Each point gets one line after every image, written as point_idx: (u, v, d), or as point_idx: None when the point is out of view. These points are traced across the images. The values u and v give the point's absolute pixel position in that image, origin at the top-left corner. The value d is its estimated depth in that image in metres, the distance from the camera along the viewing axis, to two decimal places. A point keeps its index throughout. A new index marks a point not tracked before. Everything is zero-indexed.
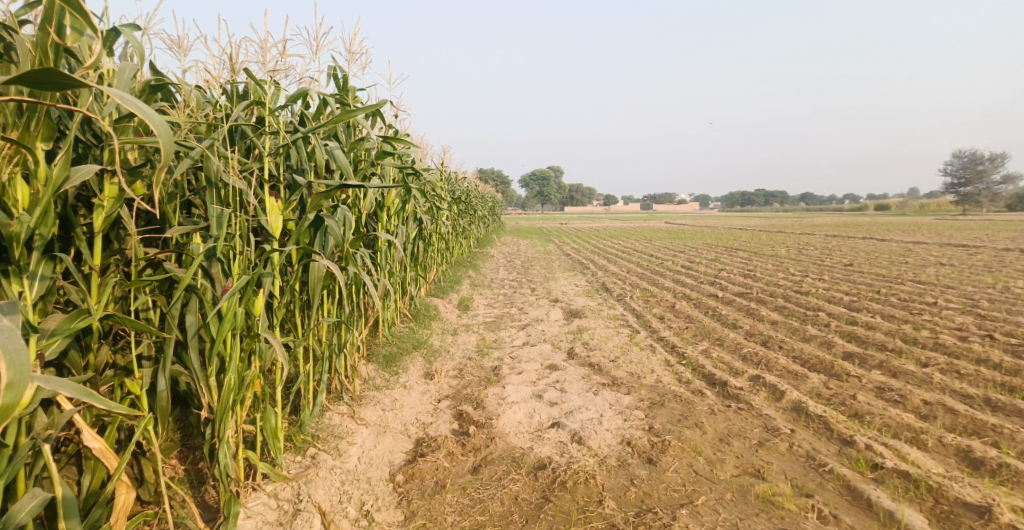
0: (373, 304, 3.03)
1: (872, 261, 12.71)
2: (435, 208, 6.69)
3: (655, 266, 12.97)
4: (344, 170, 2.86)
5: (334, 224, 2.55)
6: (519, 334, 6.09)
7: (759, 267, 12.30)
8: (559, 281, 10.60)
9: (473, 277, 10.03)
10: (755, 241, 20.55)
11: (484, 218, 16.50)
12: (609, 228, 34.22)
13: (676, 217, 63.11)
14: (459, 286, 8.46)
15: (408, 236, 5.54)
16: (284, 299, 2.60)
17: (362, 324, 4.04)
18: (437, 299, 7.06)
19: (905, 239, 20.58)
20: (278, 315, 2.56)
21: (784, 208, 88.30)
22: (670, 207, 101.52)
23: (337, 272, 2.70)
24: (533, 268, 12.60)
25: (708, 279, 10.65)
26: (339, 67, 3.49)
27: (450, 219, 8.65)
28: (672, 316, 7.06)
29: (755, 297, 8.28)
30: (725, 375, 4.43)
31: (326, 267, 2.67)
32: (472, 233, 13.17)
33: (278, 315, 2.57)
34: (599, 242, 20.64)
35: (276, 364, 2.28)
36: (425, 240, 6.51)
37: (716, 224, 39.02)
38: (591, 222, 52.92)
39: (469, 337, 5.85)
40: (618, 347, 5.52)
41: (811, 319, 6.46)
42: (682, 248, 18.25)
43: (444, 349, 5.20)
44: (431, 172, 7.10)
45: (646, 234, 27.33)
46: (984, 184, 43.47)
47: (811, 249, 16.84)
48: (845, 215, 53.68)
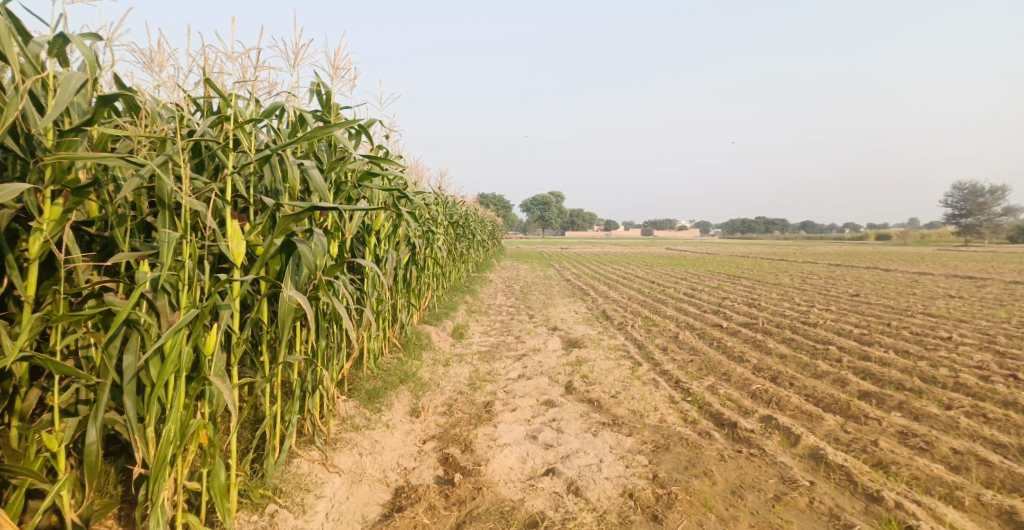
0: (349, 340, 2.79)
1: (879, 291, 12.41)
2: (429, 232, 6.45)
3: (657, 293, 12.68)
4: (319, 193, 2.64)
5: (301, 251, 2.30)
6: (515, 365, 5.78)
7: (763, 296, 12.00)
8: (559, 307, 10.30)
9: (470, 303, 9.74)
10: (757, 269, 20.32)
11: (483, 243, 16.29)
12: (610, 254, 34.04)
13: (676, 243, 63.01)
14: (455, 313, 8.17)
15: (398, 260, 5.29)
16: (244, 334, 2.37)
17: (343, 356, 3.78)
18: (430, 327, 6.77)
19: (909, 269, 20.30)
20: (237, 352, 2.33)
21: (784, 236, 88.44)
22: (671, 233, 101.60)
23: (305, 304, 2.45)
24: (532, 294, 12.30)
25: (711, 308, 10.34)
26: (322, 83, 3.30)
27: (446, 243, 8.40)
28: (676, 348, 6.76)
29: (761, 328, 7.97)
30: (734, 415, 4.12)
31: (295, 298, 2.44)
32: (471, 258, 12.91)
33: (237, 352, 2.34)
34: (600, 268, 20.37)
35: (228, 410, 2.04)
36: (418, 264, 6.25)
37: (716, 251, 38.82)
38: (592, 246, 52.75)
39: (462, 369, 5.54)
40: (619, 381, 5.21)
41: (822, 353, 6.16)
42: (683, 275, 17.97)
43: (434, 381, 4.89)
44: (427, 195, 6.88)
45: (647, 260, 27.08)
46: (985, 214, 43.40)
47: (815, 277, 16.55)
48: (846, 244, 53.57)
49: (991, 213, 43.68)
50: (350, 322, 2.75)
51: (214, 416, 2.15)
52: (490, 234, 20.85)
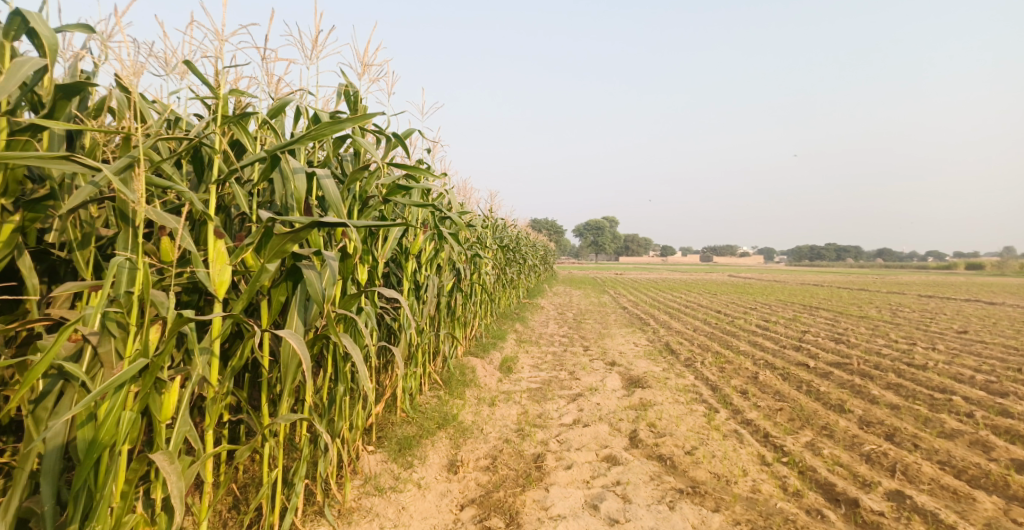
0: (366, 390, 2.23)
1: (991, 332, 10.91)
2: (475, 256, 5.91)
3: (724, 325, 11.64)
4: (335, 207, 2.09)
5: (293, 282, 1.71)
6: (570, 407, 5.07)
7: (850, 331, 10.77)
8: (617, 339, 9.50)
9: (520, 333, 9.10)
10: (834, 300, 18.73)
11: (534, 268, 15.69)
12: (668, 281, 32.64)
13: (739, 271, 60.19)
14: (503, 344, 7.56)
15: (437, 287, 4.75)
16: (224, 387, 1.88)
17: (370, 398, 3.22)
18: (475, 359, 6.18)
19: (1016, 304, 18.19)
20: (213, 412, 1.84)
21: (857, 264, 83.25)
22: (734, 261, 97.77)
23: (302, 349, 1.87)
24: (587, 322, 11.55)
25: (791, 343, 9.27)
26: (350, 83, 2.84)
27: (494, 268, 7.85)
28: (757, 391, 5.85)
29: (856, 371, 6.93)
30: (851, 488, 3.25)
31: (292, 341, 1.90)
32: (521, 284, 12.32)
33: (213, 410, 1.85)
34: (660, 296, 19.33)
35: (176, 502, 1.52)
36: (463, 291, 5.70)
37: (783, 279, 36.66)
38: (649, 272, 51.24)
39: (509, 410, 4.89)
40: (695, 432, 4.41)
41: (943, 406, 5.12)
42: (752, 305, 16.69)
43: (477, 426, 4.27)
44: (473, 216, 6.36)
45: (711, 287, 25.76)
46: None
47: (908, 311, 14.97)
48: (929, 274, 49.57)
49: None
50: (368, 368, 2.20)
51: (167, 500, 1.69)
52: (543, 258, 20.31)
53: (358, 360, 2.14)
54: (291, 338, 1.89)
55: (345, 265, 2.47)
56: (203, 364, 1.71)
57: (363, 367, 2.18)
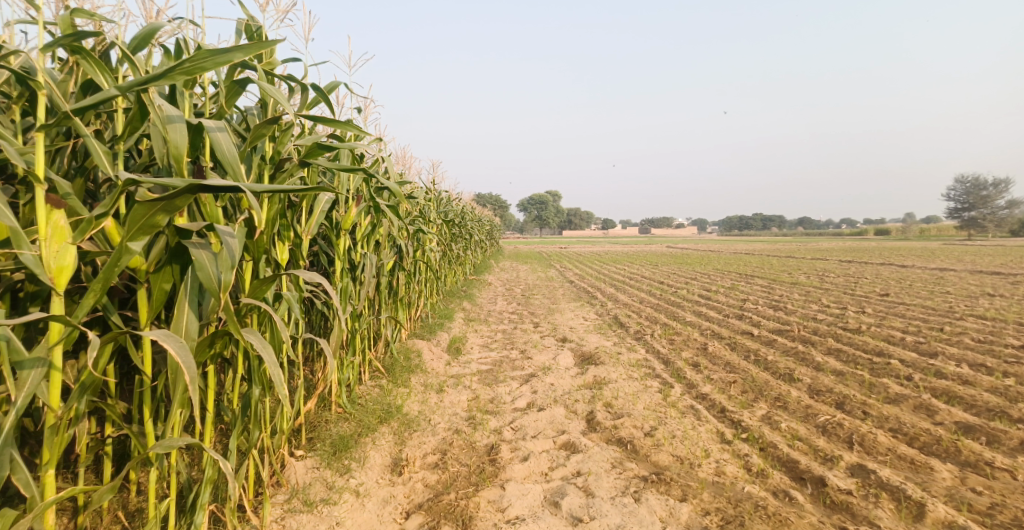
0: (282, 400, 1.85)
1: (911, 294, 11.54)
2: (417, 230, 5.50)
3: (669, 295, 11.75)
4: (231, 169, 1.66)
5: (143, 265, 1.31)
6: (522, 389, 4.82)
7: (786, 298, 11.11)
8: (566, 313, 9.35)
9: (467, 311, 8.78)
10: (767, 268, 19.49)
11: (480, 243, 15.31)
12: (610, 253, 33.12)
13: (676, 241, 62.09)
14: (450, 324, 7.22)
15: (374, 267, 4.34)
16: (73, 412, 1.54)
17: (297, 398, 2.83)
18: (420, 342, 5.81)
19: (926, 266, 19.57)
20: (53, 446, 1.50)
21: (782, 233, 87.95)
22: (670, 231, 100.93)
23: (180, 354, 1.45)
24: (535, 297, 11.37)
25: (733, 312, 9.42)
26: (253, 17, 2.34)
27: (439, 245, 7.44)
28: (708, 363, 5.81)
29: (798, 338, 7.05)
30: (814, 465, 3.15)
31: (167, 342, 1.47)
32: (466, 260, 11.95)
33: (55, 444, 1.51)
34: (604, 268, 19.44)
35: None
36: (404, 270, 5.30)
37: (718, 248, 38.08)
38: (591, 244, 52.01)
39: (459, 396, 4.58)
40: (651, 411, 4.26)
41: (885, 370, 5.23)
42: (693, 274, 17.06)
43: (423, 416, 3.94)
44: (414, 189, 5.92)
45: (652, 258, 26.33)
46: (988, 209, 42.59)
47: (835, 276, 15.72)
48: (847, 241, 52.91)
49: (994, 208, 43.03)
50: (282, 372, 1.82)
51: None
52: (488, 233, 19.93)
53: (269, 365, 1.76)
54: (168, 342, 1.47)
55: (255, 246, 2.07)
56: (29, 381, 1.42)
57: (277, 373, 1.80)
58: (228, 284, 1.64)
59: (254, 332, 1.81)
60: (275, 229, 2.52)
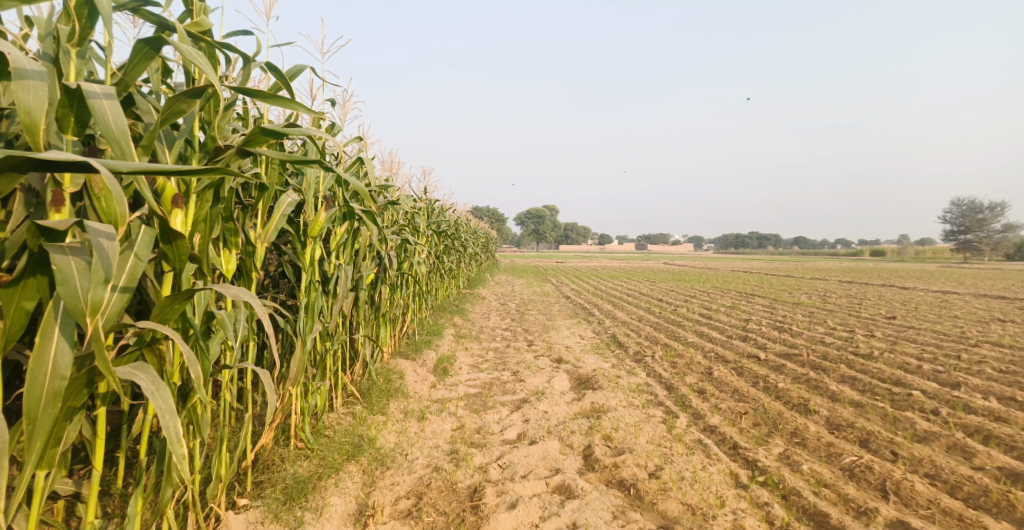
0: (177, 462, 1.57)
1: (918, 317, 11.17)
2: (402, 240, 5.12)
3: (669, 314, 11.34)
4: (120, 142, 1.47)
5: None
6: (513, 418, 4.40)
7: (790, 319, 10.72)
8: (562, 331, 8.93)
9: (457, 327, 8.36)
10: (765, 287, 19.14)
11: (474, 257, 14.88)
12: (606, 268, 32.70)
13: (672, 258, 61.85)
14: (437, 341, 6.80)
15: (350, 281, 3.95)
16: None
17: (242, 435, 2.47)
18: (404, 362, 5.39)
19: (928, 288, 19.23)
20: None
21: (778, 252, 87.99)
22: (666, 248, 100.87)
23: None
24: (529, 313, 10.95)
25: (737, 333, 9.00)
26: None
27: (429, 257, 7.03)
28: (714, 390, 5.40)
29: (808, 364, 6.64)
30: (847, 520, 2.73)
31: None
32: (459, 274, 11.54)
33: None
34: (600, 283, 19.01)
35: None
36: (385, 283, 4.90)
37: (714, 266, 37.80)
38: (588, 259, 51.62)
39: (442, 424, 4.15)
40: (655, 446, 3.84)
41: (908, 403, 4.81)
42: (692, 292, 16.63)
43: (399, 450, 3.52)
44: (400, 196, 5.55)
45: (648, 274, 25.92)
46: (984, 232, 42.54)
47: (836, 297, 15.35)
48: (844, 261, 52.78)
49: (991, 231, 42.96)
50: (179, 424, 1.56)
51: None
52: (484, 245, 19.52)
53: (159, 411, 1.49)
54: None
55: (176, 250, 1.67)
56: None
57: (173, 419, 1.54)
58: (99, 302, 1.46)
59: (143, 371, 1.55)
60: (218, 234, 2.19)
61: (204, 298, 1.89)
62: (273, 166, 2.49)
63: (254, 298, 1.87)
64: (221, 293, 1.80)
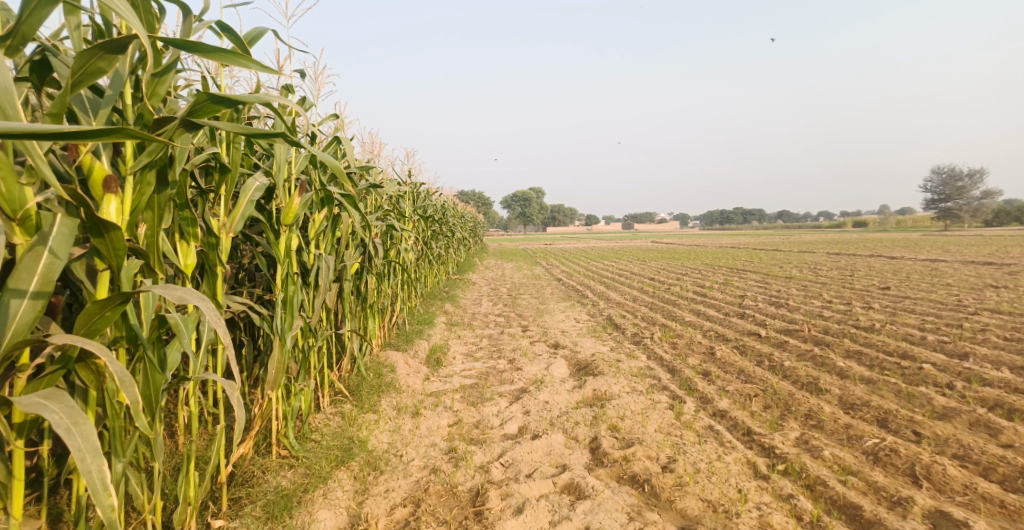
0: (104, 513, 1.50)
1: (911, 287, 11.11)
2: (387, 225, 4.83)
3: (663, 292, 11.16)
4: (1, 103, 1.38)
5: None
6: (512, 410, 4.16)
7: (785, 294, 10.59)
8: (556, 314, 8.70)
9: (449, 314, 8.10)
10: (754, 262, 19.10)
11: (462, 242, 14.56)
12: (594, 249, 32.49)
13: (660, 236, 61.90)
14: (429, 331, 6.54)
15: (333, 272, 3.67)
16: None
17: (215, 449, 2.20)
18: (395, 354, 5.12)
19: (916, 257, 19.30)
20: None
21: (763, 226, 88.54)
22: (652, 226, 100.97)
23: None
24: (522, 297, 10.70)
25: (734, 310, 8.83)
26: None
27: (416, 243, 6.72)
28: (719, 370, 5.20)
29: (810, 340, 6.47)
30: (882, 513, 2.53)
31: None
32: (448, 259, 11.24)
33: None
34: (590, 264, 18.81)
35: None
36: (371, 272, 4.62)
37: (702, 242, 37.77)
38: (576, 240, 51.46)
39: (439, 420, 3.90)
40: (665, 436, 3.63)
41: (920, 378, 4.64)
42: (683, 270, 16.47)
43: (394, 451, 3.27)
44: (383, 180, 5.24)
45: (637, 253, 25.78)
46: (967, 200, 42.96)
47: (827, 270, 15.28)
48: (829, 233, 53.14)
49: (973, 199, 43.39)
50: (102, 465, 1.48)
51: None
52: (471, 230, 19.18)
53: (77, 454, 1.43)
54: None
55: (110, 244, 1.47)
56: None
57: (93, 460, 1.46)
58: None
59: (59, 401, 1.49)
60: (173, 223, 1.92)
61: (151, 300, 1.61)
62: (236, 145, 2.23)
63: (205, 302, 1.56)
64: (163, 295, 1.51)
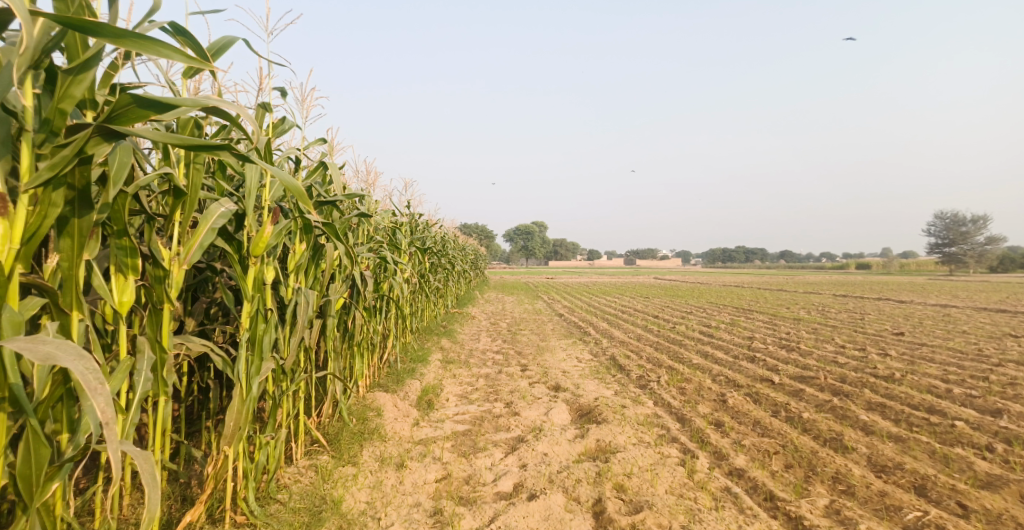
0: None
1: (926, 333, 10.71)
2: (378, 256, 4.55)
3: (669, 332, 10.77)
4: None
5: None
6: (508, 463, 3.78)
7: (796, 337, 10.20)
8: (557, 353, 8.32)
9: (444, 350, 7.73)
10: (760, 302, 18.73)
11: (462, 275, 14.26)
12: (596, 284, 32.20)
13: (662, 273, 61.52)
14: (422, 369, 6.18)
15: (318, 306, 3.39)
16: None
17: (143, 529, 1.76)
18: (382, 395, 4.77)
19: (924, 301, 18.91)
20: None
21: (766, 266, 88.30)
22: (654, 263, 100.90)
23: None
24: (522, 333, 10.32)
25: (743, 353, 8.45)
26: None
27: (412, 276, 6.42)
28: (732, 421, 4.82)
29: (828, 389, 6.07)
30: None
31: None
32: (447, 292, 10.92)
33: None
34: (593, 300, 18.46)
35: None
36: (360, 304, 4.32)
37: (704, 280, 37.49)
38: (578, 275, 51.12)
39: (425, 474, 3.52)
40: (677, 499, 3.24)
41: (954, 437, 4.25)
42: (688, 308, 16.09)
43: (371, 513, 2.90)
44: (376, 210, 4.99)
45: (639, 290, 25.36)
46: (972, 245, 42.72)
47: (836, 312, 14.89)
48: (832, 274, 52.83)
49: (978, 243, 43.14)
50: None
51: None
52: (472, 262, 18.92)
53: None
54: None
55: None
56: None
57: None
58: None
59: None
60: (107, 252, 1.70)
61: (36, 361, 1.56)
62: (196, 166, 1.99)
63: (79, 359, 1.44)
64: (28, 352, 1.38)
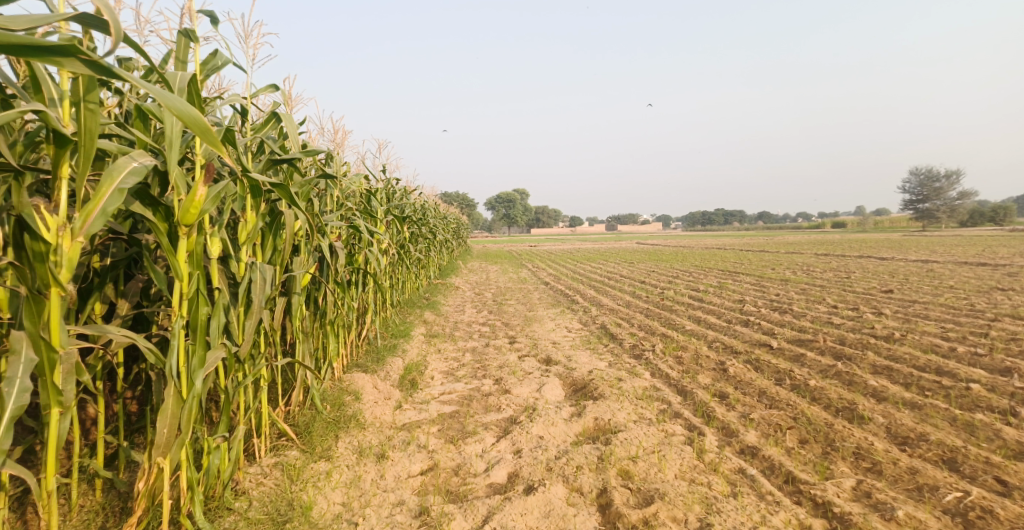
0: None
1: (916, 290, 10.59)
2: (349, 224, 4.08)
3: (659, 297, 10.49)
4: None
5: None
6: (501, 449, 3.44)
7: (787, 298, 10.01)
8: (546, 323, 7.98)
9: (428, 325, 7.33)
10: (745, 263, 18.60)
11: (444, 245, 13.78)
12: (579, 250, 31.98)
13: (644, 237, 61.59)
14: (404, 345, 5.79)
15: (281, 281, 2.95)
16: None
17: None
18: (361, 376, 4.38)
19: (906, 257, 18.97)
20: None
21: (746, 227, 89.00)
22: (636, 227, 101.08)
23: None
24: (508, 303, 9.95)
25: (736, 317, 8.20)
26: None
27: (389, 247, 5.94)
28: (736, 392, 4.53)
29: (829, 352, 5.83)
30: None
31: None
32: (429, 263, 10.46)
33: None
34: (579, 267, 18.16)
35: None
36: (331, 279, 3.88)
37: (687, 243, 37.47)
38: (561, 242, 50.81)
39: (409, 465, 3.17)
40: (691, 485, 2.93)
41: (972, 402, 4.01)
42: (675, 272, 15.87)
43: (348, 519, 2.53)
44: (345, 175, 4.50)
45: (624, 255, 25.11)
46: (948, 201, 43.25)
47: (822, 271, 14.79)
48: (812, 233, 53.30)
49: (954, 200, 43.70)
50: None
51: None
52: (454, 232, 18.40)
53: None
54: None
55: None
56: None
57: None
58: None
59: None
60: None
61: None
62: (88, 106, 1.56)
63: None
64: None
